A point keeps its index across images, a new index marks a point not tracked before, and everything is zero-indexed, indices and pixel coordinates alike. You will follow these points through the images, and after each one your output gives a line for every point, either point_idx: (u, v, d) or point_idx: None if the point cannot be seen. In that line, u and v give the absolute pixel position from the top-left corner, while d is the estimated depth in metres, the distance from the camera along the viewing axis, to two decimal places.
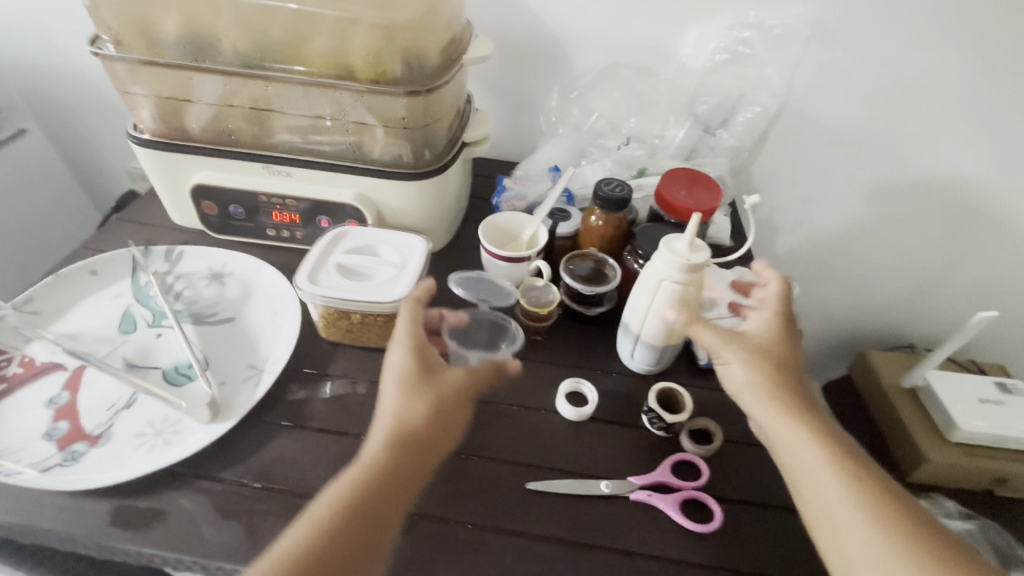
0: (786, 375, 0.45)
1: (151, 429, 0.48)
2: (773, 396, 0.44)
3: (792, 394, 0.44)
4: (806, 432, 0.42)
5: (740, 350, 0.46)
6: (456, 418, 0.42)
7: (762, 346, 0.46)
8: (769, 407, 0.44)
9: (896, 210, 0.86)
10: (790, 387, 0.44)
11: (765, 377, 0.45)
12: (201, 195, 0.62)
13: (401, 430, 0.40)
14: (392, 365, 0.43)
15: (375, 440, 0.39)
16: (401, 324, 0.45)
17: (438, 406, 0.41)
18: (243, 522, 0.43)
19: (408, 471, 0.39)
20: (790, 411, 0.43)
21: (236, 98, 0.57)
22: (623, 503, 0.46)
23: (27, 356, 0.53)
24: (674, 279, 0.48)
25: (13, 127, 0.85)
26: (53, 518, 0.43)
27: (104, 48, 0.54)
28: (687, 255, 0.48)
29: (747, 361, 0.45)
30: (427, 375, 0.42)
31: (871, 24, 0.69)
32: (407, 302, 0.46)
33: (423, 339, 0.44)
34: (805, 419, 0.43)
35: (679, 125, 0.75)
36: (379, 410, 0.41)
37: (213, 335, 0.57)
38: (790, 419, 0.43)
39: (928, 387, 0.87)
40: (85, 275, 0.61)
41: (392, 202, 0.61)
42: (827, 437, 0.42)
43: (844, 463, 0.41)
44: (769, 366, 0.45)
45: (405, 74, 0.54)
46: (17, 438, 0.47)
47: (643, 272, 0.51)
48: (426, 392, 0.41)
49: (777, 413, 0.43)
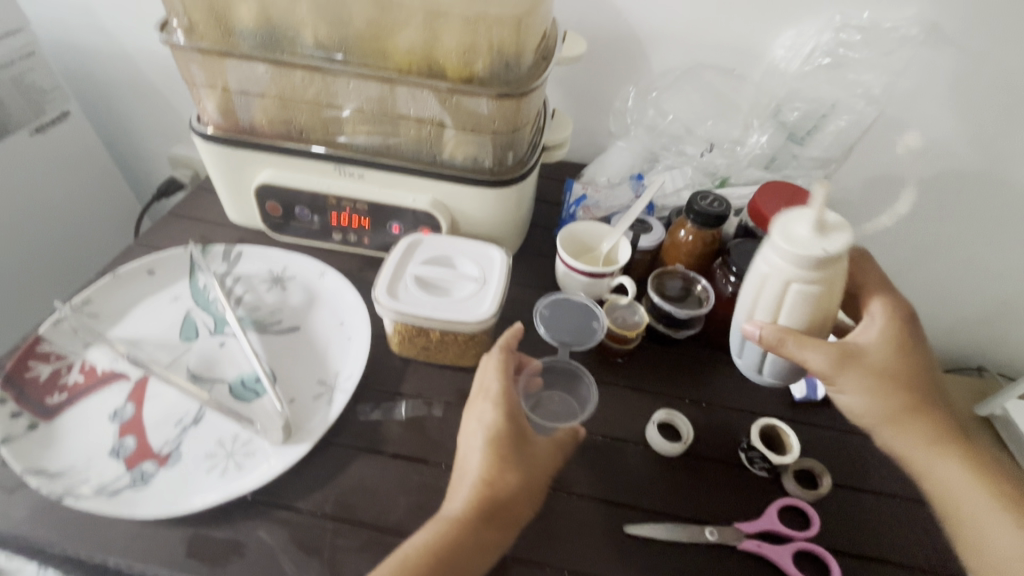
0: (921, 380, 0.44)
1: (222, 450, 0.45)
2: (911, 410, 0.43)
3: (926, 403, 0.44)
4: (942, 446, 0.43)
5: (864, 372, 0.43)
6: (540, 486, 0.42)
7: (894, 359, 0.43)
8: (906, 425, 0.44)
9: (991, 234, 0.78)
10: (926, 394, 0.44)
11: (901, 394, 0.43)
12: (265, 194, 0.59)
13: (490, 500, 0.39)
14: (482, 419, 0.42)
15: (462, 504, 0.39)
16: (490, 376, 0.44)
17: (529, 479, 0.41)
18: (327, 558, 0.41)
19: (492, 541, 0.39)
20: (927, 422, 0.43)
21: (310, 94, 0.53)
22: (729, 552, 0.43)
23: (87, 363, 0.50)
24: (801, 279, 0.40)
25: (57, 110, 0.79)
26: (125, 547, 0.40)
27: (174, 36, 0.50)
28: (818, 245, 0.38)
29: (871, 386, 0.43)
30: (518, 442, 0.41)
31: (995, 29, 0.61)
32: (498, 354, 0.45)
33: (515, 398, 0.43)
34: (939, 428, 0.44)
35: (762, 131, 0.70)
36: (465, 468, 0.41)
37: (279, 345, 0.54)
38: (925, 431, 0.43)
39: (1007, 419, 0.82)
40: (141, 276, 0.57)
41: (468, 209, 0.57)
42: (955, 446, 0.44)
43: (976, 468, 0.43)
44: (907, 378, 0.43)
45: (497, 74, 0.50)
46: (82, 455, 0.44)
47: (753, 271, 0.42)
48: (518, 463, 0.41)
49: (913, 428, 0.44)
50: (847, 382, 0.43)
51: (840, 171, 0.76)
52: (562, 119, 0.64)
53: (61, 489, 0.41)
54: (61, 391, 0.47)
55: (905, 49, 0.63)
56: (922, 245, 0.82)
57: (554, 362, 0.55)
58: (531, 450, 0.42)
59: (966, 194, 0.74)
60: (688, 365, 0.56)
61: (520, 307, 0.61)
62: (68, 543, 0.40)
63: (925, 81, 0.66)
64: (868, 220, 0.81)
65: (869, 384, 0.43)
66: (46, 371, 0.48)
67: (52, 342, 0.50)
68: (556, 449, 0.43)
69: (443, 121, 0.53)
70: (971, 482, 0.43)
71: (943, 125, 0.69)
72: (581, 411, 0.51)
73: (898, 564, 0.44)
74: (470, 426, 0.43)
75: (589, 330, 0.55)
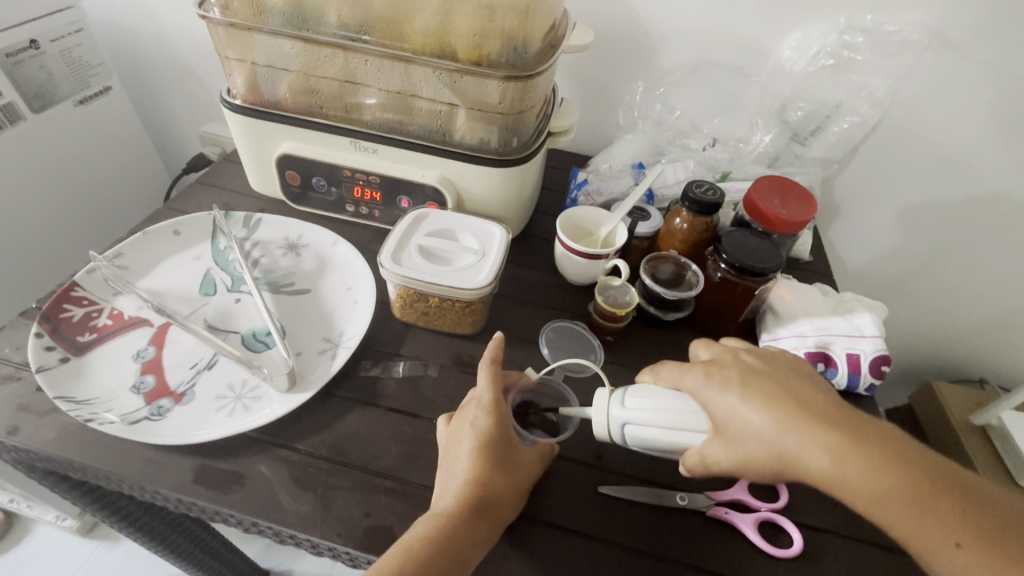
0: (766, 394, 0.41)
1: (231, 392, 0.49)
2: (781, 434, 0.39)
3: (787, 411, 0.40)
4: (828, 453, 0.38)
5: (724, 443, 0.40)
6: (525, 491, 0.44)
7: (732, 402, 0.41)
8: (787, 455, 0.39)
9: (995, 242, 0.78)
10: (782, 405, 0.40)
11: (761, 426, 0.40)
12: (286, 164, 0.63)
13: (482, 497, 0.41)
14: (472, 425, 0.44)
15: (454, 499, 0.41)
16: (481, 386, 0.45)
17: (515, 481, 0.43)
18: (321, 494, 0.44)
19: (483, 537, 0.40)
20: (803, 433, 0.39)
21: (330, 70, 0.56)
22: (698, 516, 0.46)
23: (117, 309, 0.54)
24: (635, 419, 0.43)
25: (100, 84, 0.84)
26: (140, 470, 0.44)
27: (210, 12, 0.54)
28: (622, 399, 0.44)
29: (734, 449, 0.40)
30: (506, 448, 0.44)
31: (1002, 37, 0.61)
32: (487, 365, 0.46)
33: (504, 407, 0.45)
34: (813, 431, 0.39)
35: (766, 130, 0.73)
36: (454, 469, 0.43)
37: (289, 305, 0.58)
38: (807, 445, 0.39)
39: (1002, 428, 0.84)
40: (168, 235, 0.61)
41: (474, 187, 0.61)
42: (840, 441, 0.39)
43: (871, 461, 0.38)
44: (757, 405, 0.40)
45: (505, 58, 0.53)
46: (107, 388, 0.48)
47: (618, 437, 0.44)
48: (506, 467, 0.43)
49: (791, 458, 0.39)
50: (730, 467, 0.40)
51: (843, 172, 0.77)
52: (569, 105, 0.66)
53: (87, 415, 0.46)
54: (91, 331, 0.52)
55: (909, 54, 0.64)
56: (922, 250, 0.83)
57: (549, 382, 0.54)
58: (518, 456, 0.44)
59: (969, 202, 0.75)
60: (674, 346, 0.59)
61: (519, 284, 0.64)
62: (90, 463, 0.44)
63: (930, 86, 0.67)
64: (870, 222, 0.82)
65: (727, 447, 0.40)
66: (79, 313, 0.52)
67: (85, 288, 0.54)
68: (537, 460, 0.46)
69: (454, 102, 0.56)
70: (882, 489, 0.38)
71: (948, 130, 0.70)
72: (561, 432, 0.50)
73: (859, 540, 0.46)
74: (461, 430, 0.44)
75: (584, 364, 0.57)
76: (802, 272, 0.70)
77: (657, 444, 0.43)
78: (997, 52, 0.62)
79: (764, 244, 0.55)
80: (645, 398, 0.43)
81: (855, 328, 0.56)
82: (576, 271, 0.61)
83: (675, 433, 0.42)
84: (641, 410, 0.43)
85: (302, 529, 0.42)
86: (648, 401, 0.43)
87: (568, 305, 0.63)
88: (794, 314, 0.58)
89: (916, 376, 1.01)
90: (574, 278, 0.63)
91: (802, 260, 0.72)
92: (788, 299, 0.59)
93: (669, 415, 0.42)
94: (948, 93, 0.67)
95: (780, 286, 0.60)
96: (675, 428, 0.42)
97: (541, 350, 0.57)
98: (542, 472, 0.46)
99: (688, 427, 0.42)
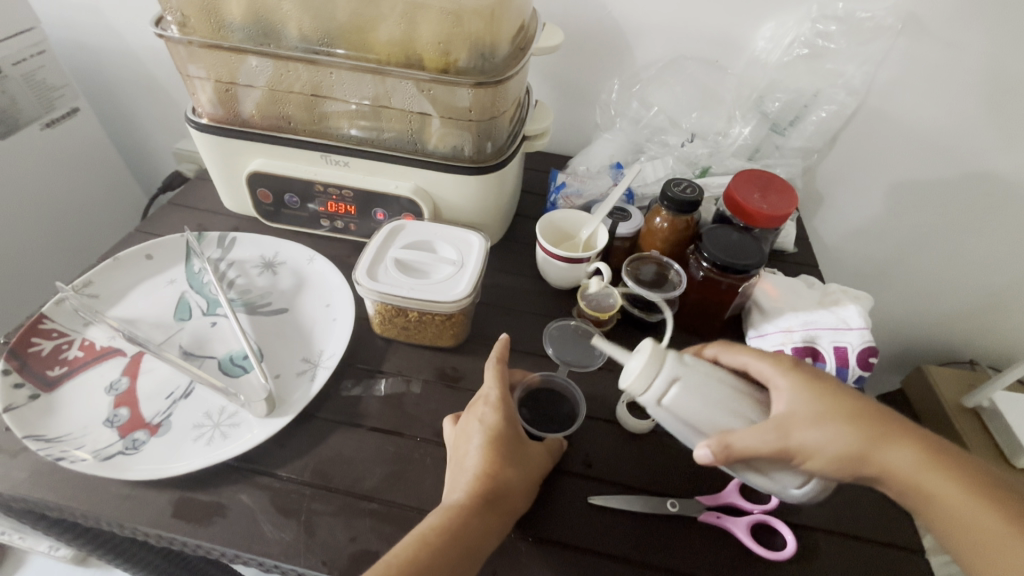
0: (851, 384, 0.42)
1: (209, 421, 0.48)
2: (840, 415, 0.39)
3: (872, 402, 0.41)
4: (910, 442, 0.39)
5: (807, 419, 0.39)
6: (533, 485, 0.43)
7: (819, 384, 0.41)
8: (871, 438, 0.39)
9: (980, 221, 0.78)
10: (855, 392, 0.41)
11: (851, 407, 0.40)
12: (257, 182, 0.62)
13: (492, 489, 0.41)
14: (484, 423, 0.44)
15: (464, 492, 0.41)
16: (487, 384, 0.46)
17: (524, 473, 0.43)
18: (302, 521, 0.43)
19: (493, 529, 0.40)
20: (888, 421, 0.40)
21: (295, 84, 0.55)
22: (690, 522, 0.45)
23: (87, 339, 0.53)
24: (695, 380, 0.41)
25: (67, 106, 0.82)
26: (116, 507, 0.43)
27: (168, 30, 0.52)
28: (682, 358, 0.42)
29: (819, 426, 0.39)
30: (514, 442, 0.44)
31: (973, 19, 0.61)
32: (493, 364, 0.47)
33: (511, 405, 0.46)
34: (896, 421, 0.40)
35: (744, 123, 0.72)
36: (464, 464, 0.43)
37: (267, 325, 0.57)
38: (890, 432, 0.39)
39: (993, 408, 0.85)
40: (140, 259, 0.60)
41: (449, 196, 0.59)
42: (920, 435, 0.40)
43: (948, 456, 0.39)
44: (846, 391, 0.41)
45: (473, 63, 0.52)
46: (77, 424, 0.47)
47: (651, 399, 0.41)
48: (515, 459, 0.43)
49: (876, 440, 0.39)
50: (809, 445, 0.39)
51: (822, 162, 0.77)
52: (544, 107, 0.65)
53: (58, 453, 0.44)
54: (61, 365, 0.50)
55: (883, 40, 0.64)
56: (908, 235, 0.82)
57: (552, 377, 0.53)
58: (525, 449, 0.44)
59: (951, 184, 0.75)
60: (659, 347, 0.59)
61: (500, 292, 0.63)
62: (65, 503, 0.43)
63: (904, 72, 0.66)
64: (852, 209, 0.81)
65: (810, 426, 0.39)
66: (48, 346, 0.51)
67: (53, 319, 0.53)
68: (545, 454, 0.46)
69: (426, 111, 0.55)
70: (957, 483, 0.38)
71: (927, 114, 0.69)
72: (573, 423, 0.51)
73: (853, 536, 0.45)
74: (470, 428, 0.44)
75: (586, 357, 0.56)
76: (786, 265, 0.70)
77: (691, 414, 0.40)
78: (967, 34, 0.62)
79: (746, 239, 0.54)
80: (705, 365, 0.42)
81: (841, 320, 0.55)
82: (558, 275, 0.61)
83: (723, 410, 0.40)
84: (701, 374, 0.41)
85: (282, 559, 0.41)
86: (707, 369, 0.42)
87: (553, 310, 0.62)
88: (778, 309, 0.58)
89: (906, 360, 1.01)
90: (557, 283, 0.62)
91: (787, 253, 0.71)
92: (771, 293, 0.59)
93: (727, 390, 0.41)
94: (925, 77, 0.66)
95: (764, 283, 0.60)
96: (727, 406, 0.40)
97: (535, 356, 0.57)
98: (549, 469, 0.46)
99: (740, 408, 0.40)
